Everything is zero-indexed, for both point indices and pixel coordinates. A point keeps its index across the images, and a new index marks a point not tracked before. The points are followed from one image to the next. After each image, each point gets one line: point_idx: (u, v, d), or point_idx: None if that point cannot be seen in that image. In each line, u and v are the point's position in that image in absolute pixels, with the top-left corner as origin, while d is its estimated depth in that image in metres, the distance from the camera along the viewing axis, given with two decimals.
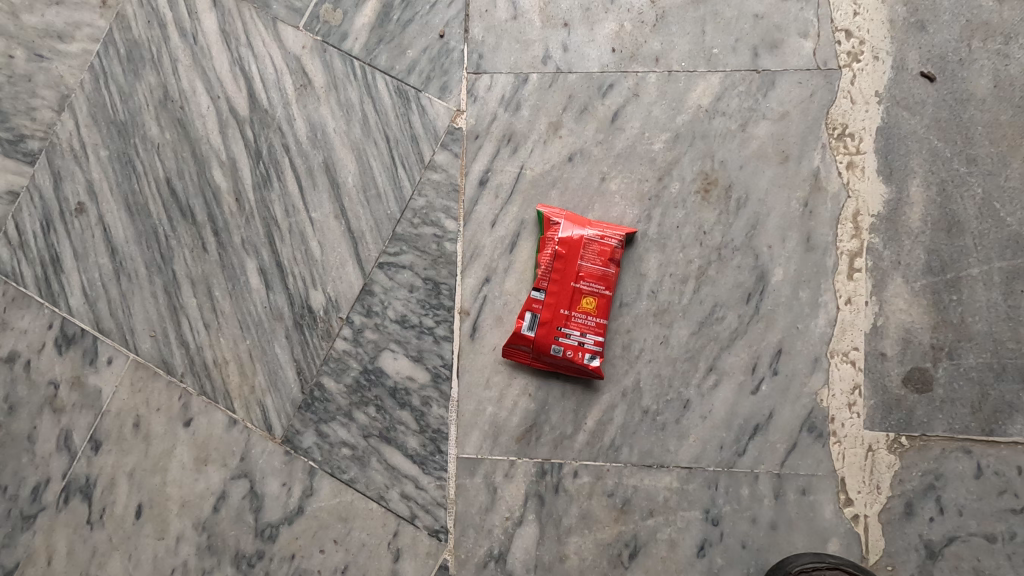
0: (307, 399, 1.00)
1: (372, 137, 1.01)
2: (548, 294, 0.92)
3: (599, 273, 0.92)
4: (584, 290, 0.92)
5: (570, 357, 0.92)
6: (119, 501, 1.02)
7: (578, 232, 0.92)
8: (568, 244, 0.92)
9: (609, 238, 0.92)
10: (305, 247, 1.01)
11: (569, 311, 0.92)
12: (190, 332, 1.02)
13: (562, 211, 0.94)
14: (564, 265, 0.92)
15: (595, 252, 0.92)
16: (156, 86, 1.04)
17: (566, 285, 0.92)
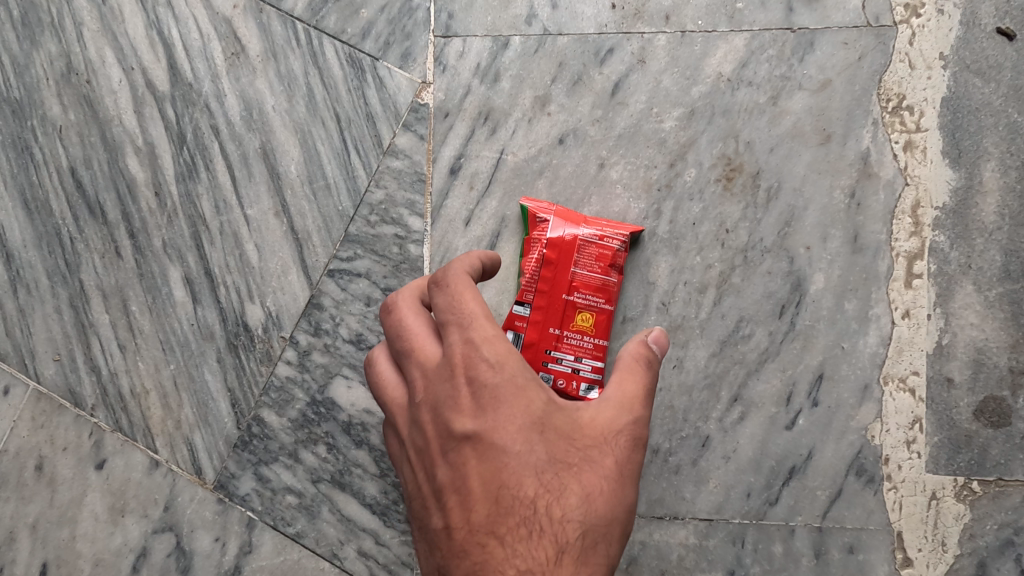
0: (244, 437, 0.82)
1: (319, 117, 0.82)
2: (535, 309, 0.73)
3: (598, 282, 0.74)
4: (580, 304, 0.73)
5: (562, 389, 0.73)
6: (19, 561, 0.84)
7: (571, 232, 0.73)
8: (560, 246, 0.73)
9: (609, 239, 0.74)
10: (239, 251, 0.83)
11: (561, 331, 0.73)
12: (102, 355, 0.85)
13: (551, 205, 0.76)
14: (554, 272, 0.73)
15: (592, 256, 0.74)
16: (58, 56, 0.85)
17: (557, 298, 0.73)
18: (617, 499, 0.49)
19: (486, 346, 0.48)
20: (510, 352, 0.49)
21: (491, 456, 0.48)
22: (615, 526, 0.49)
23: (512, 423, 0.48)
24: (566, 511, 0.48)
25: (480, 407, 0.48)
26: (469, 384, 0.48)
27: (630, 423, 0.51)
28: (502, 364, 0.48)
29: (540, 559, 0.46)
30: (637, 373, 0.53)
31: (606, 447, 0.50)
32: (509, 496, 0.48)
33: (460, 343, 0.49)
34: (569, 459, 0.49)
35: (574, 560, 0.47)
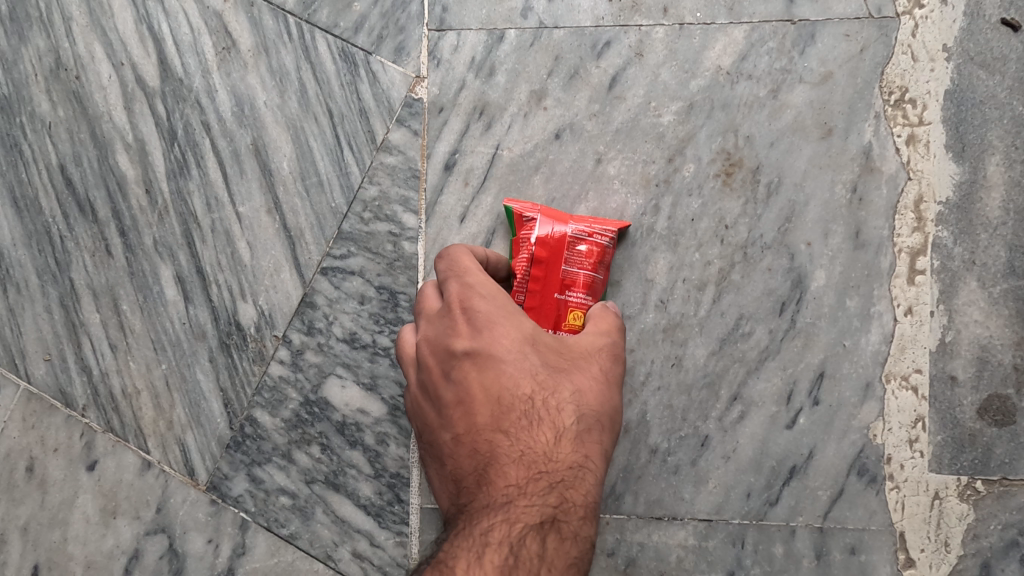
0: (237, 437, 0.81)
1: (312, 112, 0.81)
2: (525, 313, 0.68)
3: (590, 279, 0.70)
4: (573, 302, 0.69)
5: None
6: (9, 563, 0.83)
7: (560, 228, 0.70)
8: (549, 243, 0.69)
9: (599, 236, 0.71)
10: (231, 250, 0.82)
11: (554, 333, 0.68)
12: (93, 355, 0.83)
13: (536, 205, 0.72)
14: (545, 271, 0.69)
15: (582, 254, 0.70)
16: (46, 52, 0.84)
17: (550, 298, 0.68)
18: (602, 397, 0.60)
19: (478, 285, 0.60)
20: (499, 289, 0.61)
21: (490, 367, 0.58)
22: (601, 417, 0.60)
23: (507, 340, 0.58)
24: (561, 405, 0.58)
25: (477, 330, 0.58)
26: (466, 313, 0.59)
27: (608, 342, 0.63)
28: (493, 296, 0.60)
29: (540, 442, 0.57)
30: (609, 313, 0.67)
31: (590, 357, 0.61)
32: (510, 396, 0.57)
33: (458, 286, 0.60)
34: (559, 366, 0.60)
35: (570, 441, 0.58)
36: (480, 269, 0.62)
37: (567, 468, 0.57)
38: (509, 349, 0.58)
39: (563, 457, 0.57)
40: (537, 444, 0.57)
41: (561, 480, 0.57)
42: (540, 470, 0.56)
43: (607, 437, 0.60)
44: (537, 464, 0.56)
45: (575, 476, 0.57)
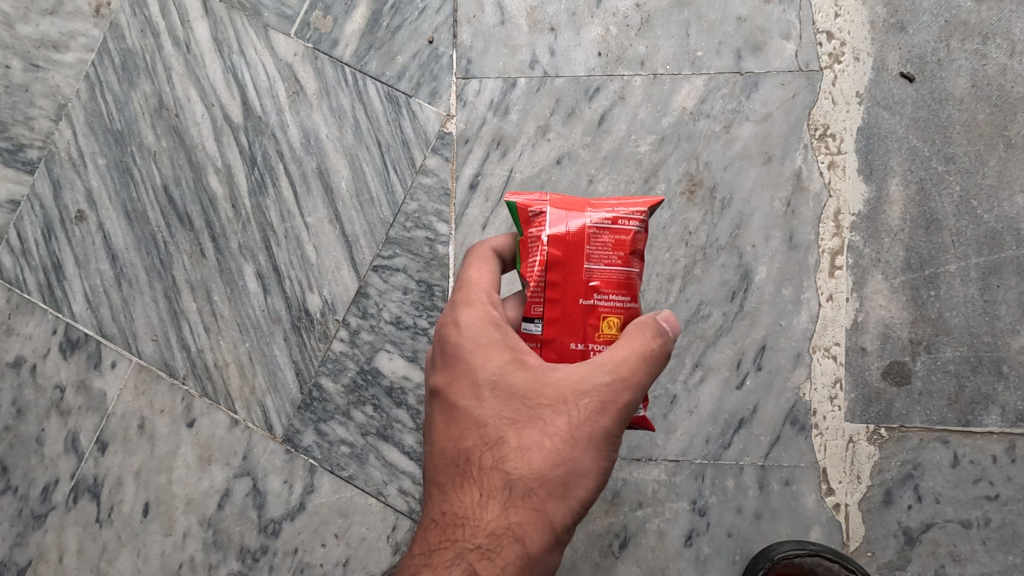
0: (306, 399, 1.03)
1: (364, 143, 1.03)
2: (548, 326, 0.66)
3: (619, 278, 0.66)
4: (601, 306, 0.66)
5: None
6: (127, 500, 1.06)
7: (577, 218, 0.67)
8: (563, 240, 0.66)
9: (617, 230, 0.67)
10: (300, 251, 1.03)
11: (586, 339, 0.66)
12: (191, 335, 1.05)
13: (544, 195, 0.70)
14: (563, 272, 0.66)
15: (607, 249, 0.67)
16: (151, 95, 1.06)
17: (574, 304, 0.66)
18: (558, 453, 0.63)
19: (471, 316, 0.68)
20: (488, 319, 0.68)
21: (454, 408, 0.67)
22: (549, 476, 0.62)
23: (472, 381, 0.66)
24: (508, 457, 0.63)
25: (451, 366, 0.68)
26: (447, 350, 0.69)
27: (592, 387, 0.63)
28: (471, 334, 0.68)
29: (472, 497, 0.63)
30: (622, 350, 0.64)
31: (552, 410, 0.63)
32: (463, 442, 0.66)
33: (456, 312, 0.70)
34: (522, 414, 0.64)
35: (500, 502, 0.62)
36: (489, 291, 0.70)
37: (492, 526, 0.62)
38: (475, 391, 0.66)
39: (490, 516, 0.62)
40: (476, 498, 0.63)
41: (479, 537, 0.61)
42: (465, 530, 0.62)
43: (554, 500, 0.62)
44: (461, 519, 0.63)
45: (497, 538, 0.61)
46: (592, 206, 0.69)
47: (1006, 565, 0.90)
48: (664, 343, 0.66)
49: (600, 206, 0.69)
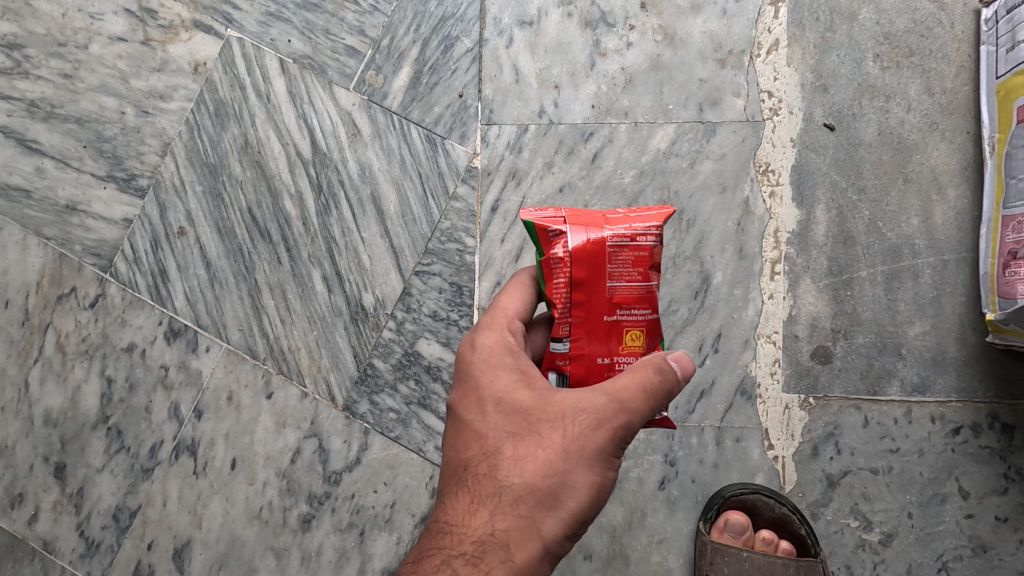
0: (362, 376, 1.31)
1: (408, 174, 1.31)
2: (577, 341, 0.80)
3: (638, 293, 0.80)
4: (622, 319, 0.80)
5: None
6: (218, 456, 1.34)
7: (596, 239, 0.79)
8: (584, 260, 0.78)
9: (633, 247, 0.80)
10: (357, 259, 1.31)
11: (609, 347, 0.81)
12: (269, 326, 1.33)
13: (562, 216, 0.81)
14: (586, 291, 0.79)
15: (625, 265, 0.79)
16: (239, 136, 1.34)
17: (598, 319, 0.79)
18: (551, 465, 0.78)
19: (492, 339, 0.86)
20: (501, 346, 0.85)
21: (466, 420, 0.85)
22: (538, 486, 0.78)
23: (482, 398, 0.84)
24: (506, 466, 0.80)
25: (467, 383, 0.86)
26: (465, 370, 0.87)
27: (588, 408, 0.78)
28: (486, 358, 0.85)
29: (470, 501, 0.80)
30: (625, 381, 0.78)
31: (548, 429, 0.79)
32: (470, 451, 0.83)
33: (478, 336, 0.87)
34: (523, 429, 0.80)
35: (492, 508, 0.79)
36: (508, 315, 0.87)
37: (485, 527, 0.78)
38: (485, 405, 0.83)
39: (483, 518, 0.79)
40: (475, 501, 0.80)
41: (472, 536, 0.78)
42: (461, 530, 0.79)
43: (542, 508, 0.78)
44: (460, 521, 0.80)
45: (487, 538, 0.78)
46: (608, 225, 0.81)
47: (904, 502, 1.18)
48: (665, 378, 0.78)
49: (615, 224, 0.81)
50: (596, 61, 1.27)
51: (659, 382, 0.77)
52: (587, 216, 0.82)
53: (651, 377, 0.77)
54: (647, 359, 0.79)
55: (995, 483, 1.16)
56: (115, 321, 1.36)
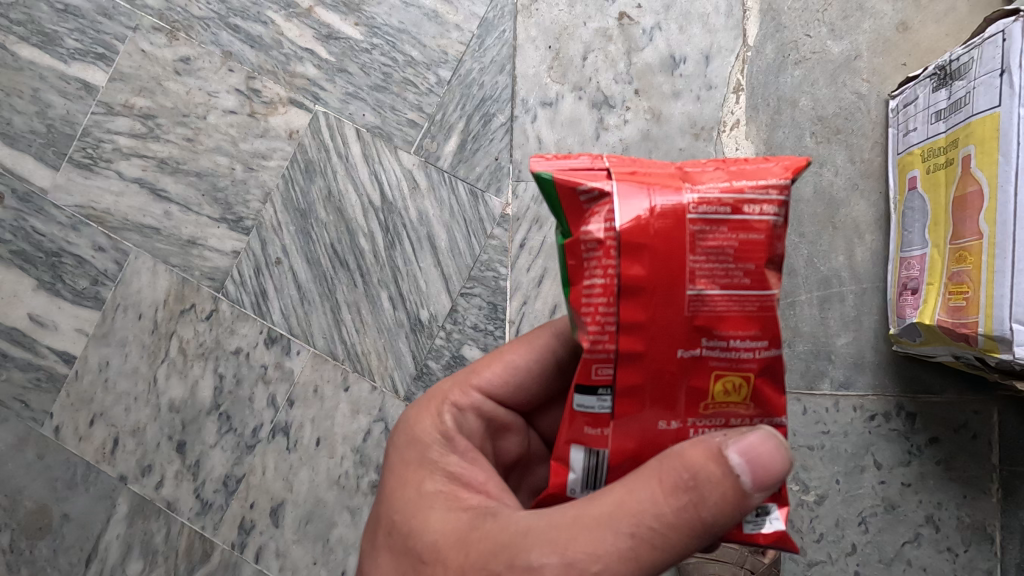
0: (419, 372, 1.68)
1: (455, 218, 1.69)
2: (636, 361, 0.72)
3: (746, 307, 0.72)
4: (715, 341, 0.72)
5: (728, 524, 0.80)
6: (306, 436, 1.72)
7: (671, 219, 0.70)
8: (641, 252, 0.70)
9: (720, 234, 0.71)
10: (416, 283, 1.70)
11: (684, 385, 0.73)
12: (347, 334, 1.71)
13: (608, 175, 0.73)
14: (653, 301, 0.71)
15: (733, 264, 0.71)
16: (324, 187, 1.73)
17: (661, 339, 0.72)
18: None
19: (425, 431, 1.01)
20: (421, 467, 0.97)
21: (372, 551, 0.96)
22: None
23: (387, 531, 0.94)
24: None
25: (383, 499, 0.98)
26: (386, 488, 0.99)
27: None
28: (405, 481, 0.97)
29: None
30: (575, 528, 0.75)
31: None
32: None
33: (415, 429, 1.02)
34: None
35: None
36: (446, 394, 1.05)
37: None
38: (382, 535, 0.94)
39: None
40: None
41: None
42: None
43: None
44: None
45: None
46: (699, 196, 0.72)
47: (833, 471, 1.55)
48: (662, 512, 0.72)
49: (714, 196, 0.72)
50: (601, 134, 1.65)
51: (631, 531, 0.72)
52: (660, 178, 0.73)
53: (625, 520, 0.73)
54: (632, 488, 0.72)
55: (902, 456, 1.54)
56: (226, 330, 1.75)
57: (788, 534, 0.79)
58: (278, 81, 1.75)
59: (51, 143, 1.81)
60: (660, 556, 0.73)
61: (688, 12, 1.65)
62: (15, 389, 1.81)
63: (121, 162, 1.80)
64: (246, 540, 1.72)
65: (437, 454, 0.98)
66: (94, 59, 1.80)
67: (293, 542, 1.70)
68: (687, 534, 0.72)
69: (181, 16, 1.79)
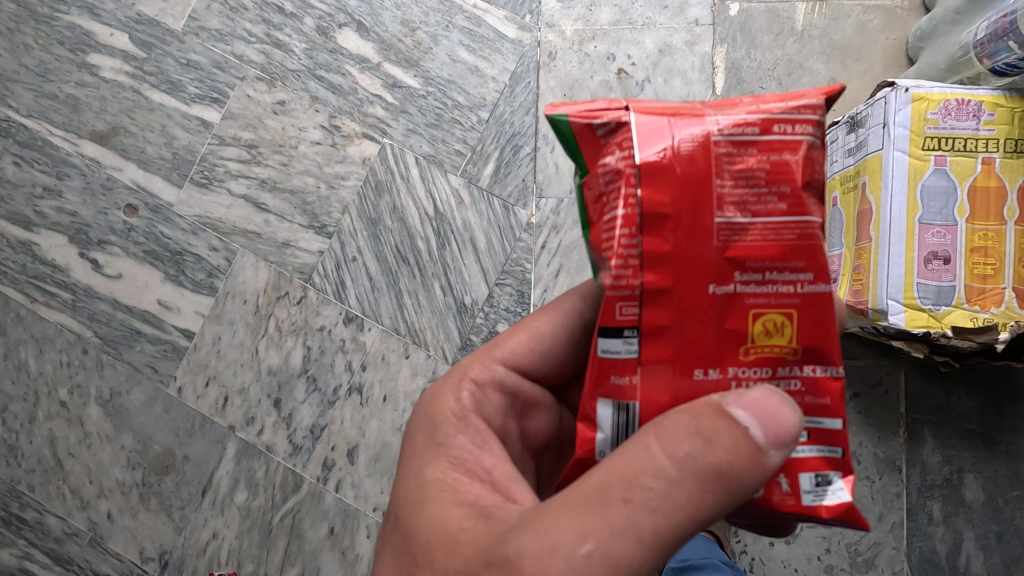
0: (464, 344, 2.18)
1: (492, 226, 2.20)
2: (669, 289, 0.83)
3: (780, 233, 0.83)
4: (747, 268, 0.83)
5: (794, 496, 0.87)
6: (376, 394, 2.22)
7: (699, 149, 0.83)
8: (670, 178, 0.82)
9: (743, 159, 0.83)
10: (461, 275, 2.20)
11: (717, 313, 0.84)
12: (407, 315, 2.22)
13: (625, 110, 0.86)
14: (679, 231, 0.82)
15: (767, 193, 0.83)
16: (390, 201, 2.24)
17: (689, 268, 0.83)
18: None
19: (446, 407, 1.16)
20: (429, 460, 1.11)
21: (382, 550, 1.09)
22: None
23: (393, 531, 1.08)
24: None
25: (392, 498, 1.12)
26: (394, 490, 1.13)
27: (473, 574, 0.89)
28: (408, 481, 1.10)
29: None
30: (569, 505, 0.83)
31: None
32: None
33: (438, 404, 1.17)
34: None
35: None
36: (468, 372, 1.19)
37: None
38: (390, 536, 1.08)
39: None
40: None
41: None
42: None
43: None
44: None
45: None
46: (732, 133, 0.84)
47: None
48: (661, 471, 0.78)
49: (746, 122, 0.84)
50: None
51: (619, 497, 0.80)
52: (690, 113, 0.85)
53: (613, 490, 0.80)
54: (615, 458, 0.81)
55: None
56: (313, 311, 2.26)
57: (855, 507, 0.86)
58: (354, 119, 2.27)
59: (176, 167, 2.33)
60: (669, 518, 0.79)
61: (671, 68, 2.14)
62: (147, 358, 2.33)
63: (230, 182, 2.31)
64: (329, 474, 2.22)
65: (443, 439, 1.13)
66: (210, 102, 2.33)
67: (366, 476, 2.20)
68: (685, 485, 0.78)
69: (279, 69, 2.31)
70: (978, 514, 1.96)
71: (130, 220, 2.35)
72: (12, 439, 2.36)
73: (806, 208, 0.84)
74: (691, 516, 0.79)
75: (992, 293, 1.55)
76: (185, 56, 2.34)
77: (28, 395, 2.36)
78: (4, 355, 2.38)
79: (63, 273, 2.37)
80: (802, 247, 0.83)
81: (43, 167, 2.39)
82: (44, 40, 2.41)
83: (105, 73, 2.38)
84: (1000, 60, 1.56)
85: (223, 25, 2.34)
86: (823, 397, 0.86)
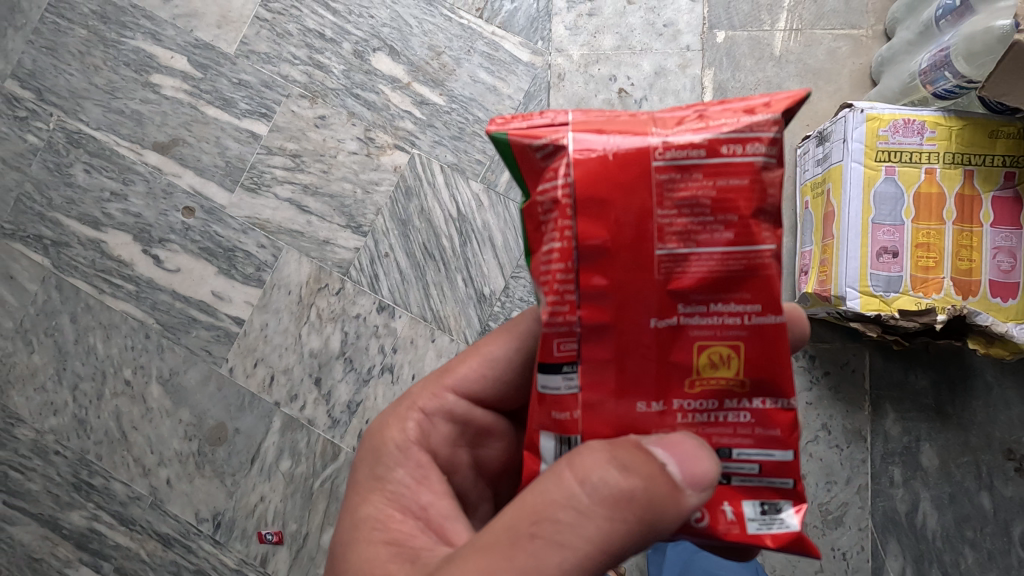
0: (483, 329, 2.48)
1: (508, 226, 2.50)
2: (609, 317, 0.98)
3: (721, 260, 0.96)
4: (691, 297, 0.97)
5: (738, 524, 1.03)
6: (405, 374, 2.51)
7: (639, 179, 0.95)
8: (606, 212, 0.96)
9: (686, 184, 0.94)
10: (481, 269, 2.50)
11: (652, 337, 0.98)
12: (433, 304, 2.52)
13: (565, 136, 0.97)
14: (614, 267, 0.97)
15: (714, 221, 0.95)
16: (418, 204, 2.55)
17: (625, 301, 0.97)
18: None
19: (402, 431, 1.41)
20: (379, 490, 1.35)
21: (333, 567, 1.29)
22: None
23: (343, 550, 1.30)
24: None
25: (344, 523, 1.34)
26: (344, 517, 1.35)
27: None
28: (358, 510, 1.34)
29: None
30: (491, 533, 1.02)
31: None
32: None
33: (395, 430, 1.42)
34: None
35: None
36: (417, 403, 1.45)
37: None
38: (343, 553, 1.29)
39: None
40: None
41: None
42: None
43: None
44: None
45: None
46: (680, 157, 0.94)
47: None
48: (578, 501, 0.97)
49: (691, 146, 0.94)
50: None
51: (535, 528, 0.98)
52: (633, 134, 0.96)
53: (532, 519, 0.99)
54: (538, 490, 0.99)
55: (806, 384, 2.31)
56: (350, 301, 2.56)
57: (802, 535, 1.02)
58: (386, 132, 2.58)
59: (229, 174, 2.64)
60: (574, 548, 0.97)
61: (665, 88, 2.44)
62: (202, 342, 2.63)
63: (276, 187, 2.62)
64: None
65: (385, 472, 1.37)
66: (259, 116, 2.64)
67: None
68: (600, 515, 0.97)
69: (320, 87, 2.62)
70: (933, 478, 2.24)
71: (188, 221, 2.66)
72: (82, 414, 2.68)
73: (754, 230, 0.95)
74: (597, 543, 0.97)
75: (934, 281, 1.85)
76: (237, 76, 2.66)
77: (96, 375, 2.68)
78: (75, 340, 2.69)
79: (127, 267, 2.68)
80: (749, 276, 0.96)
81: (110, 174, 2.71)
82: (112, 62, 2.73)
83: (165, 91, 2.70)
84: (940, 86, 1.86)
85: (270, 48, 2.65)
86: (774, 428, 1.02)
